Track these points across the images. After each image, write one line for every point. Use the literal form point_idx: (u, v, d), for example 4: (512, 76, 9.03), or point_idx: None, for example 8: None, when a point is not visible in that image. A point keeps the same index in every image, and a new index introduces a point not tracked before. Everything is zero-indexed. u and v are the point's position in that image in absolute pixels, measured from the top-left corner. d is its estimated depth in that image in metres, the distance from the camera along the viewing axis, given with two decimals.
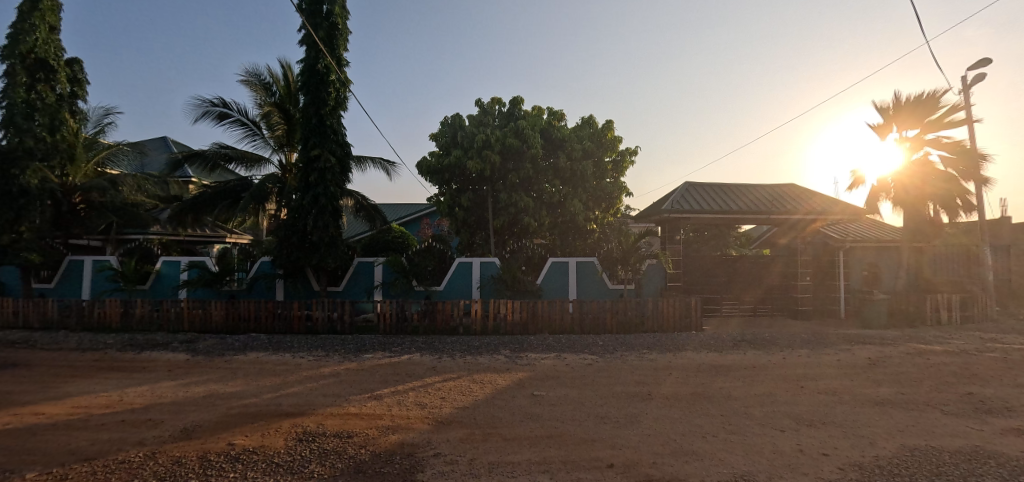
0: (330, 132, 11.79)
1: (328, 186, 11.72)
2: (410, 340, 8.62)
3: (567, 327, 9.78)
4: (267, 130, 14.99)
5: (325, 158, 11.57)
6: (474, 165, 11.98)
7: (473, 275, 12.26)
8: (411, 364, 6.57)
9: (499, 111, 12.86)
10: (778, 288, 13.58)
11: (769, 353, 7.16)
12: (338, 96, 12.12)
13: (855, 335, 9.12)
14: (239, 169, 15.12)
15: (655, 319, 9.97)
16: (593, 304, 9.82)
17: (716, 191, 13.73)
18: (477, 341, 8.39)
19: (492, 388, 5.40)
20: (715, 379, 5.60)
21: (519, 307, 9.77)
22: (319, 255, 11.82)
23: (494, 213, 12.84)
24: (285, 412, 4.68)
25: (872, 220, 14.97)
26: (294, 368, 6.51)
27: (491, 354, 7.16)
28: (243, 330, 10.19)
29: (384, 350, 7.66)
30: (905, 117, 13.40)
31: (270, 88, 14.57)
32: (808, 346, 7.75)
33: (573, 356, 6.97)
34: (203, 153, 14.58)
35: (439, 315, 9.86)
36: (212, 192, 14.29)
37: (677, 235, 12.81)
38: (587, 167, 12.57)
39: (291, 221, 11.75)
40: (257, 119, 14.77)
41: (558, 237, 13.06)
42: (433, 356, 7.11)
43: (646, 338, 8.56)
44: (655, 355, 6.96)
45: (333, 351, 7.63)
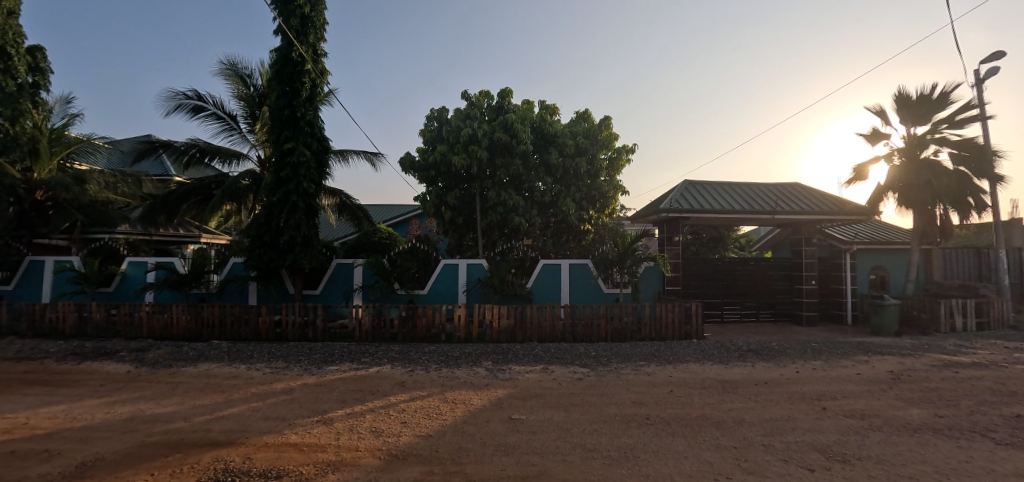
0: (304, 125, 11.04)
1: (302, 182, 10.95)
2: (384, 349, 7.83)
3: (558, 335, 9.05)
4: (244, 125, 14.19)
5: (300, 152, 10.82)
6: (460, 161, 11.23)
7: (459, 277, 11.52)
8: (377, 379, 5.80)
9: (487, 104, 12.08)
10: (782, 292, 12.88)
11: (780, 365, 6.43)
12: (315, 86, 11.37)
13: (869, 343, 8.42)
14: (215, 163, 14.35)
15: (653, 326, 9.24)
16: (585, 309, 9.08)
17: (717, 190, 13.00)
18: (457, 351, 7.61)
19: (465, 409, 4.63)
20: (723, 399, 4.84)
21: (506, 313, 9.01)
22: (294, 256, 11.06)
23: (482, 212, 12.09)
24: (211, 441, 3.89)
25: (879, 222, 14.29)
26: (243, 383, 5.72)
27: (470, 367, 6.38)
28: (206, 337, 9.39)
29: (352, 361, 6.87)
30: (912, 114, 12.58)
31: (249, 81, 13.85)
32: (822, 357, 7.02)
33: (561, 368, 6.20)
34: (176, 147, 13.80)
35: (420, 321, 9.08)
36: (184, 189, 13.47)
37: (676, 236, 12.03)
38: (580, 164, 11.80)
39: (263, 220, 10.98)
40: (234, 112, 13.99)
41: (549, 238, 12.37)
42: (405, 368, 6.34)
43: (643, 347, 7.81)
44: (653, 367, 6.21)
45: (295, 362, 6.83)
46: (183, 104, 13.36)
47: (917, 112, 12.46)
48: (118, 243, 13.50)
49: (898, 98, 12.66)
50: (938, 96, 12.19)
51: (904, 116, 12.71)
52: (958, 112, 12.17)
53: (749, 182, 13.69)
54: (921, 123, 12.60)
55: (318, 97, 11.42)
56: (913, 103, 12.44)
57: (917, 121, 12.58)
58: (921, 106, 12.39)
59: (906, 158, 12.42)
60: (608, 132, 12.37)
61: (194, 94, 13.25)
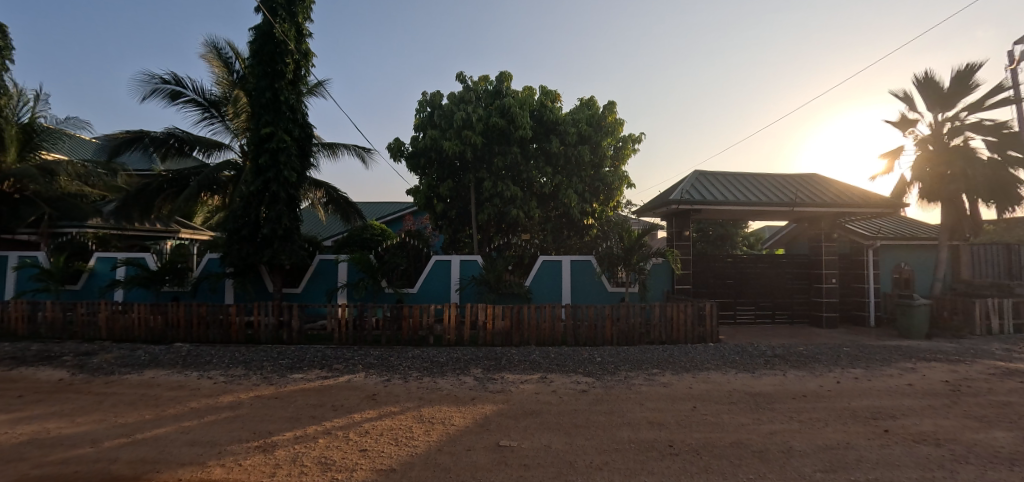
0: (286, 109, 10.11)
1: (282, 170, 10.02)
2: (362, 353, 6.95)
3: (558, 338, 8.17)
4: (226, 112, 13.27)
5: (280, 138, 9.90)
6: (452, 147, 10.30)
7: (452, 274, 10.64)
8: (346, 390, 4.92)
9: (483, 88, 11.10)
10: (798, 291, 12.01)
11: (817, 374, 5.54)
12: (299, 68, 10.45)
13: (905, 347, 7.53)
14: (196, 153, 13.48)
15: (662, 327, 8.35)
16: (589, 309, 8.19)
17: (730, 181, 12.12)
18: (444, 356, 6.73)
19: (443, 432, 3.73)
20: (759, 418, 3.97)
21: (501, 313, 8.13)
22: (272, 251, 10.18)
23: (478, 205, 11.22)
24: (110, 477, 3.01)
25: (903, 217, 13.36)
26: (185, 397, 4.84)
27: (457, 375, 5.49)
28: (171, 339, 8.53)
29: (322, 367, 6.00)
30: (942, 98, 11.60)
31: (231, 67, 12.91)
32: (860, 364, 6.11)
33: (562, 378, 5.32)
34: (153, 136, 12.91)
35: (406, 323, 8.21)
36: (160, 181, 12.58)
37: (686, 231, 11.14)
38: (583, 152, 10.92)
39: (240, 211, 10.07)
40: (215, 99, 13.08)
41: (550, 234, 11.48)
42: (381, 377, 5.44)
43: (655, 352, 6.93)
44: (668, 377, 5.33)
45: (257, 369, 5.96)
46: (159, 90, 12.36)
47: (946, 97, 11.52)
48: (88, 238, 12.65)
49: (926, 81, 11.71)
50: (968, 79, 11.27)
51: (931, 101, 11.78)
52: (990, 96, 11.22)
53: (763, 174, 12.80)
54: (949, 108, 11.67)
55: (301, 80, 10.47)
56: (940, 87, 11.50)
57: (946, 107, 11.64)
58: (950, 90, 11.46)
59: (935, 147, 11.49)
60: (613, 120, 11.45)
61: (171, 79, 12.26)
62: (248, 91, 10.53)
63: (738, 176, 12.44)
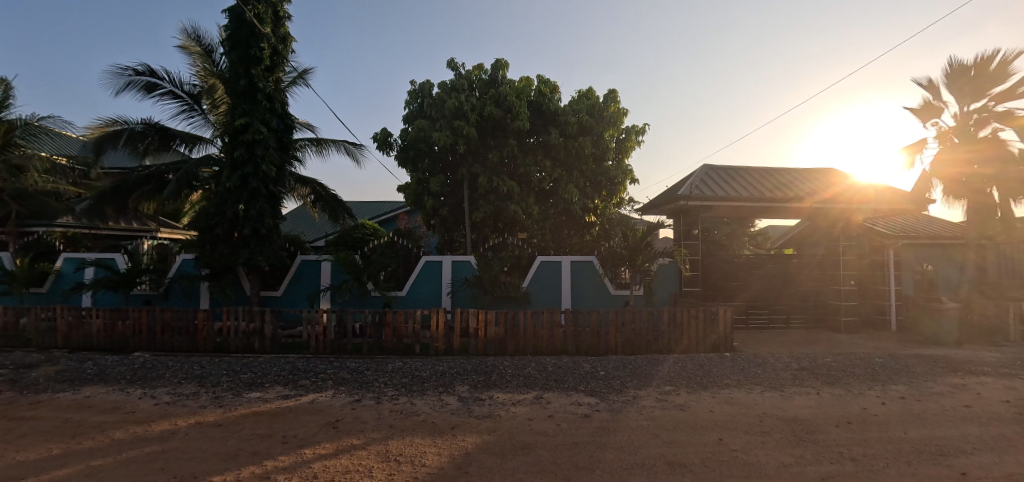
0: (263, 98, 9.29)
1: (260, 164, 9.18)
2: (337, 365, 6.20)
3: (557, 346, 7.43)
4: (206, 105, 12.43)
5: (256, 128, 9.04)
6: (443, 138, 9.52)
7: (443, 276, 9.88)
8: (304, 417, 4.15)
9: (477, 76, 10.33)
10: (814, 294, 11.25)
11: (856, 393, 4.77)
12: (276, 54, 9.67)
13: (943, 357, 6.74)
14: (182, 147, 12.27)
15: (672, 335, 7.60)
16: (591, 315, 7.44)
17: (741, 176, 11.37)
18: (429, 369, 5.96)
19: (410, 476, 2.96)
20: (802, 456, 3.22)
21: (494, 319, 7.38)
22: (248, 251, 9.33)
23: (472, 202, 10.47)
24: None
25: (924, 215, 12.56)
26: (111, 424, 4.09)
27: (438, 395, 4.74)
28: (132, 348, 7.79)
29: (287, 384, 5.24)
30: (971, 86, 10.85)
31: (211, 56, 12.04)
32: (902, 380, 5.32)
33: (561, 398, 4.57)
34: (137, 130, 11.59)
35: (389, 329, 7.46)
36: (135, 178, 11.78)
37: (695, 229, 10.37)
38: (585, 144, 10.13)
39: (213, 209, 9.21)
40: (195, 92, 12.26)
41: (548, 233, 10.70)
42: (350, 397, 4.70)
43: (665, 363, 6.20)
44: (684, 397, 4.57)
45: (211, 386, 5.21)
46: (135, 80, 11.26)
47: (974, 86, 10.79)
48: (57, 238, 11.88)
49: (954, 69, 10.96)
50: (1000, 66, 10.54)
51: (958, 90, 11.05)
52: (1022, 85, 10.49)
53: (777, 170, 12.00)
54: (976, 98, 10.95)
55: (278, 67, 9.69)
56: (968, 75, 10.77)
57: (974, 96, 10.91)
58: (978, 78, 10.73)
59: (960, 139, 10.76)
60: (616, 109, 10.68)
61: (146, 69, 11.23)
62: (224, 80, 9.75)
63: (752, 172, 11.67)
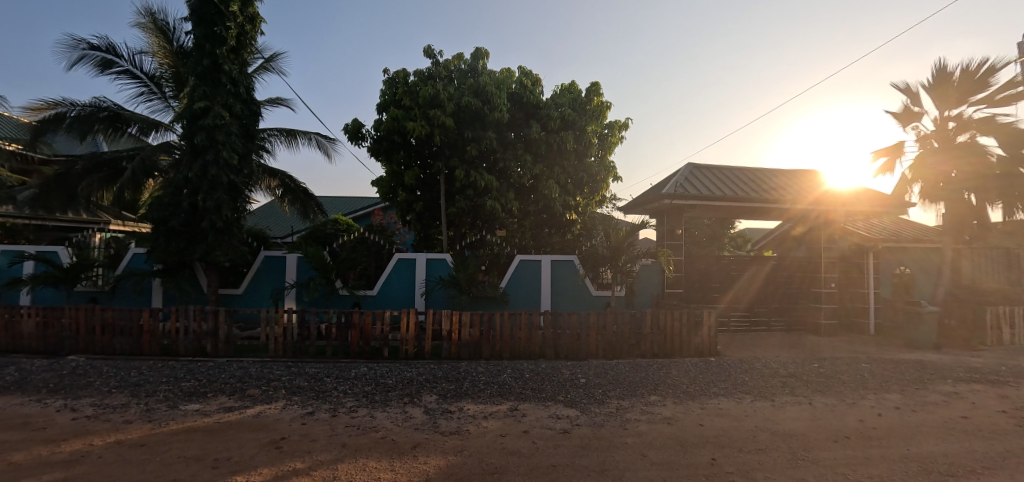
0: (226, 81, 8.47)
1: (220, 151, 8.31)
2: (294, 371, 5.65)
3: (536, 350, 7.03)
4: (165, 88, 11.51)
5: (217, 113, 8.20)
6: (418, 129, 9.02)
7: (417, 274, 9.36)
8: (245, 434, 3.63)
9: (456, 65, 9.86)
10: (795, 296, 11.15)
11: (851, 403, 4.50)
12: (243, 34, 8.87)
13: (928, 363, 6.61)
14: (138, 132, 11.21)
15: (655, 338, 7.29)
16: (571, 317, 7.06)
17: (725, 176, 11.19)
18: (396, 375, 5.47)
19: None
20: (804, 477, 2.89)
21: (468, 321, 6.93)
22: (205, 245, 8.51)
23: (449, 196, 9.99)
24: None
25: (902, 219, 12.64)
26: (12, 444, 3.48)
27: (402, 406, 4.28)
28: (68, 350, 7.05)
29: (233, 394, 4.69)
30: (951, 91, 10.91)
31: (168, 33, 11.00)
32: (894, 388, 5.10)
33: (538, 411, 4.16)
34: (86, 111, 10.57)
35: (355, 331, 6.94)
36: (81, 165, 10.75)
37: (678, 229, 10.12)
38: (567, 139, 9.75)
39: (167, 199, 8.35)
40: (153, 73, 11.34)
41: (528, 231, 10.29)
42: (302, 410, 4.20)
43: (649, 369, 5.85)
44: (672, 408, 4.22)
45: (145, 396, 4.61)
46: (87, 56, 10.23)
47: (954, 90, 10.85)
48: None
49: (934, 73, 11.01)
50: (978, 72, 10.63)
51: (937, 94, 11.11)
52: (1000, 91, 10.59)
53: (762, 172, 11.85)
54: (957, 103, 11.00)
55: (244, 48, 8.90)
56: (949, 80, 10.83)
57: (955, 100, 10.96)
58: (958, 83, 10.79)
59: (940, 143, 10.81)
60: (600, 104, 10.36)
61: (102, 44, 10.18)
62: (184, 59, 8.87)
63: (738, 174, 11.46)
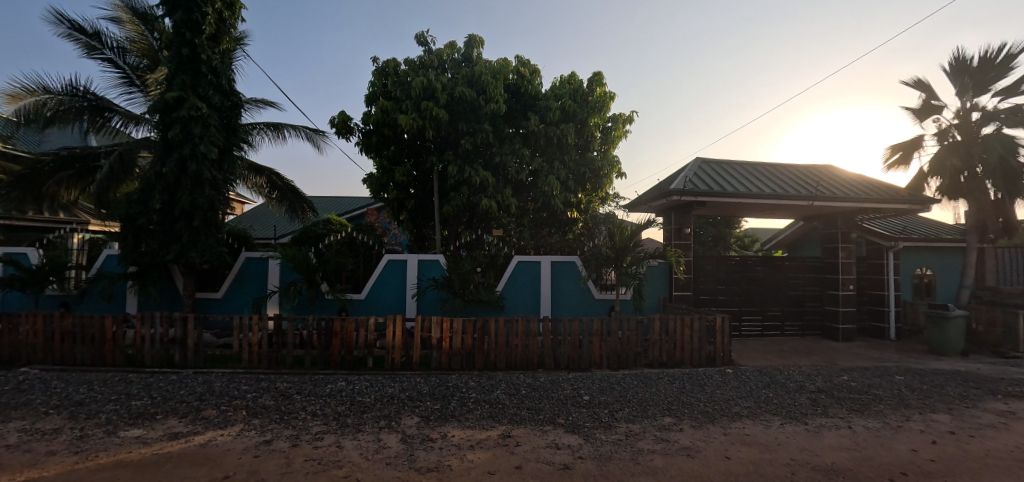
0: (206, 71, 7.61)
1: (198, 144, 7.42)
2: (264, 386, 5.03)
3: (534, 360, 6.43)
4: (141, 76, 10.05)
5: (192, 103, 7.31)
6: (408, 121, 8.30)
7: (408, 276, 8.77)
8: (183, 472, 3.02)
9: (449, 55, 9.23)
10: (811, 298, 10.51)
11: (897, 427, 3.90)
12: (222, 21, 7.92)
13: (966, 374, 6.00)
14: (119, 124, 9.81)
15: (664, 347, 6.69)
16: (573, 323, 6.46)
17: (738, 171, 10.53)
18: (377, 391, 4.85)
19: None
20: None
21: (461, 328, 6.33)
22: (180, 247, 7.78)
23: (443, 194, 9.39)
24: None
25: (921, 217, 12.00)
26: None
27: (375, 432, 3.67)
28: (25, 360, 6.47)
29: (186, 416, 4.07)
30: (974, 81, 10.23)
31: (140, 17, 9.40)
32: (939, 406, 4.49)
33: (534, 438, 3.55)
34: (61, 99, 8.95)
35: (337, 339, 6.33)
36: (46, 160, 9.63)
37: (687, 227, 9.50)
38: (568, 132, 9.13)
39: (137, 196, 7.53)
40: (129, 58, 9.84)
41: (527, 230, 9.70)
42: (258, 438, 3.60)
43: (659, 383, 5.25)
44: (690, 434, 3.62)
45: (84, 420, 3.99)
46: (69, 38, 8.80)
47: (977, 80, 10.17)
48: None
49: (955, 62, 10.37)
50: (1003, 59, 9.96)
51: (959, 84, 10.43)
52: None
53: (781, 167, 11.12)
54: (980, 93, 10.31)
55: (225, 37, 7.96)
56: (971, 70, 10.19)
57: (980, 90, 10.26)
58: (981, 72, 10.12)
59: (963, 136, 10.16)
60: (603, 95, 9.72)
61: (86, 27, 8.77)
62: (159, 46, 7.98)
63: (766, 173, 10.59)
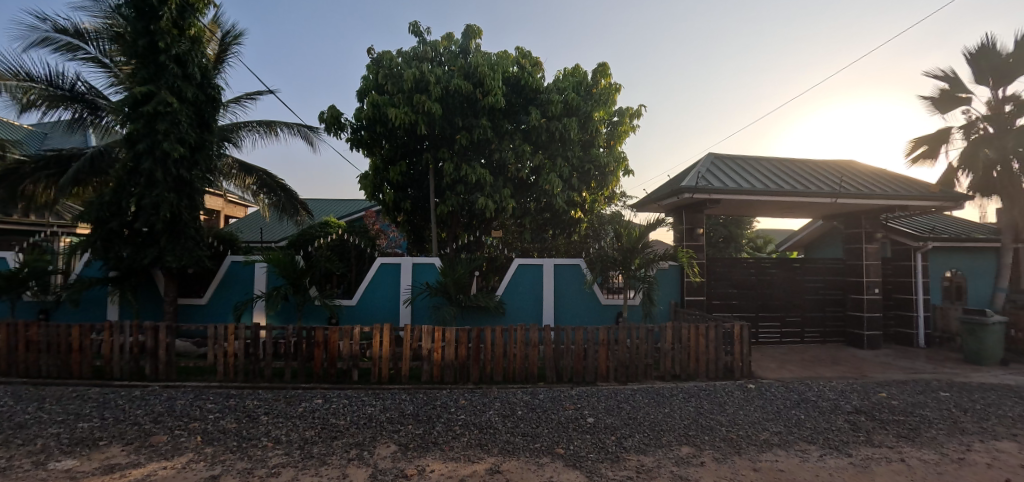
0: (168, 61, 7.20)
1: (160, 140, 7.01)
2: (231, 406, 4.51)
3: (534, 372, 5.86)
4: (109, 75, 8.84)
5: (160, 98, 6.96)
6: (400, 116, 7.80)
7: (402, 281, 8.24)
8: None
9: (445, 46, 8.74)
10: (832, 304, 9.84)
11: (961, 461, 3.29)
12: (187, 6, 7.49)
13: (1018, 390, 5.35)
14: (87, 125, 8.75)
15: (677, 358, 6.11)
16: (577, 333, 5.88)
17: (754, 167, 9.91)
18: (354, 411, 4.32)
19: None
20: None
21: (454, 338, 5.79)
22: (156, 251, 7.36)
23: (439, 193, 8.88)
24: None
25: (949, 215, 11.25)
26: None
27: (339, 466, 3.13)
28: None
29: (128, 444, 3.57)
30: (1000, 71, 9.15)
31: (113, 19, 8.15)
32: (1001, 432, 3.87)
33: (526, 474, 2.99)
34: (38, 91, 8.09)
35: (319, 351, 5.80)
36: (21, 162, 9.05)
37: (699, 228, 8.89)
38: (570, 126, 8.56)
39: (108, 197, 7.16)
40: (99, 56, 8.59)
41: (528, 231, 9.16)
42: (203, 472, 3.07)
43: (672, 401, 4.67)
44: (713, 470, 3.04)
45: (13, 448, 3.49)
46: (46, 39, 8.08)
47: (1002, 70, 9.12)
48: None
49: (979, 51, 9.36)
50: None
51: (982, 75, 9.40)
52: None
53: (800, 163, 10.46)
54: (1008, 83, 9.20)
55: (189, 23, 7.52)
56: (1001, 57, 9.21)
57: (1006, 82, 9.20)
58: (1008, 61, 9.04)
59: (996, 128, 9.43)
60: (608, 87, 9.19)
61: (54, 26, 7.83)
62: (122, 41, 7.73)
63: (783, 169, 9.91)
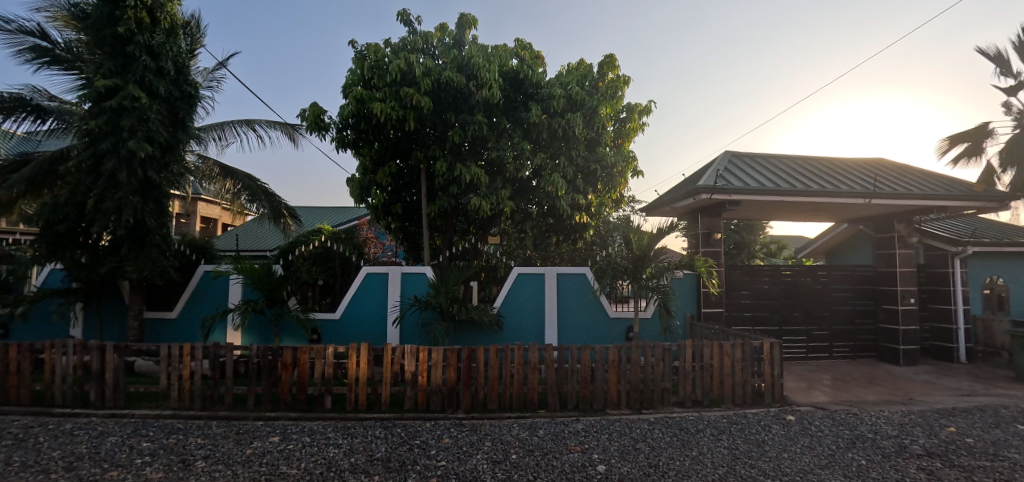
0: (139, 52, 6.53)
1: (126, 139, 6.34)
2: (169, 445, 3.75)
3: (534, 398, 5.08)
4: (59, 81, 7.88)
5: (127, 92, 6.28)
6: (387, 111, 7.13)
7: (390, 292, 7.50)
8: None
9: (439, 38, 8.09)
10: (862, 315, 9.00)
11: None
12: None
13: None
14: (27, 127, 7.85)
15: (698, 381, 5.31)
16: (583, 352, 5.11)
17: (773, 166, 9.14)
18: (314, 452, 3.55)
19: None
20: None
21: (441, 359, 5.02)
22: (116, 261, 6.66)
23: (432, 196, 8.16)
24: None
25: (986, 218, 10.40)
26: None
27: None
28: None
29: None
30: None
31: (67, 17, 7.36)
32: None
33: None
34: None
35: (286, 375, 5.05)
36: None
37: (717, 232, 8.12)
38: (574, 122, 7.83)
39: (62, 200, 6.45)
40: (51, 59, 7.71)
41: (529, 238, 8.42)
42: None
43: (699, 439, 3.86)
44: None
45: None
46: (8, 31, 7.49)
47: None
48: None
49: None
50: None
51: None
52: None
53: (824, 162, 9.65)
54: None
55: (161, 13, 6.83)
56: None
57: None
58: None
59: None
60: (615, 80, 8.49)
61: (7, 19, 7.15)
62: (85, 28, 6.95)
63: (807, 168, 9.09)
